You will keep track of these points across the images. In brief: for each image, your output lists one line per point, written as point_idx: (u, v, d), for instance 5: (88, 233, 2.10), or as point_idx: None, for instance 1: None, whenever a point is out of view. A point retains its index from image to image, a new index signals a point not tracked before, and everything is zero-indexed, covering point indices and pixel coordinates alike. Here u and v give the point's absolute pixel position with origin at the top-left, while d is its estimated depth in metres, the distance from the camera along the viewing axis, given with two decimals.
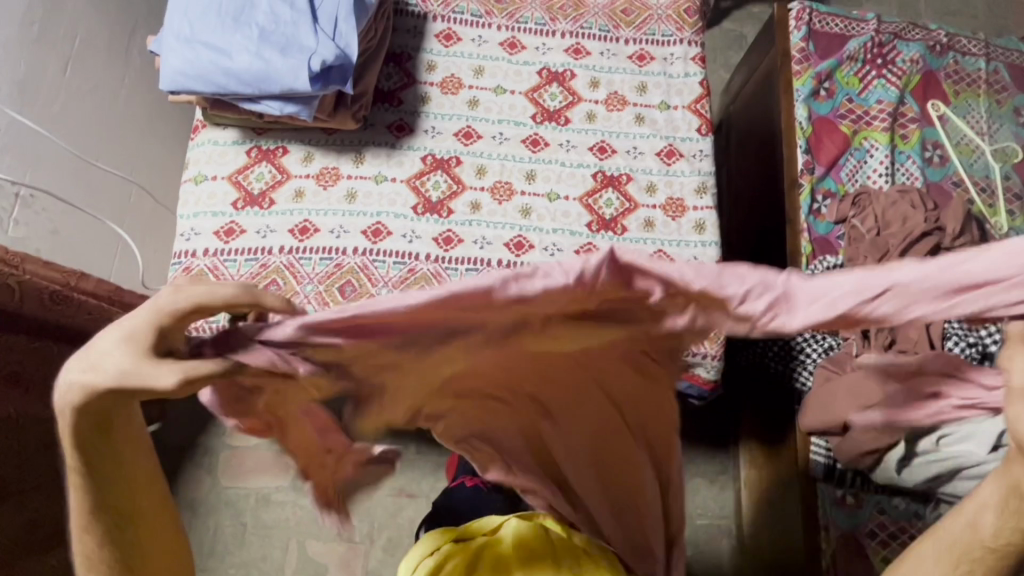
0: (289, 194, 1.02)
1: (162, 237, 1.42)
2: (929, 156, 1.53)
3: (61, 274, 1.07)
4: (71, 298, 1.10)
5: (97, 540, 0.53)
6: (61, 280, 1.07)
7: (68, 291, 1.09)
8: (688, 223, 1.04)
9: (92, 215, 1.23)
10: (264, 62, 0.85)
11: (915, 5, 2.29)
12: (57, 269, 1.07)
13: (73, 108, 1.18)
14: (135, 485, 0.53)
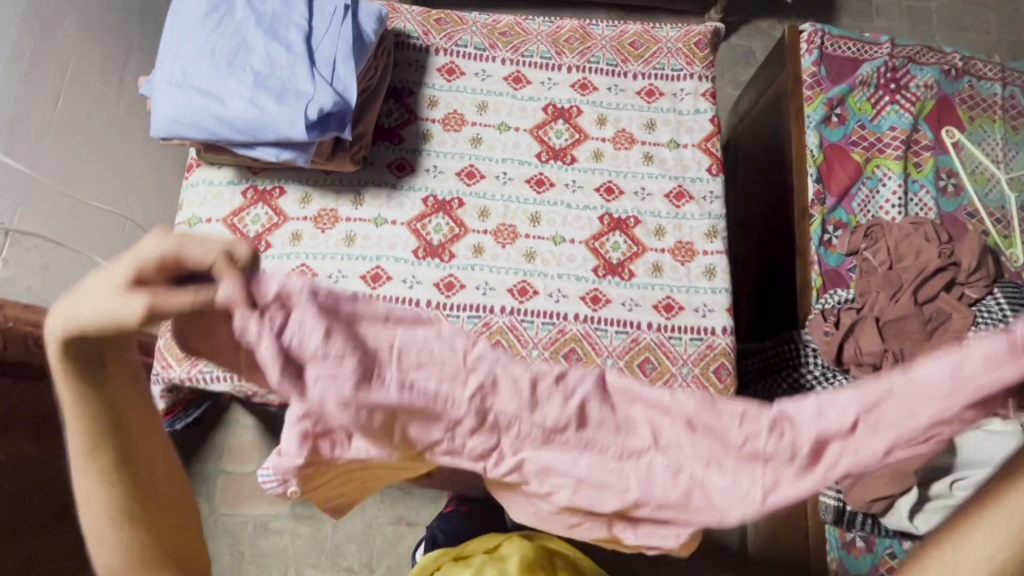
0: (286, 237, 0.99)
1: None
2: (943, 185, 1.49)
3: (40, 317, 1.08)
4: None
5: (103, 495, 0.49)
6: (44, 326, 1.08)
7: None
8: (698, 268, 1.01)
9: (81, 256, 1.19)
10: (259, 108, 0.81)
11: (927, 20, 2.24)
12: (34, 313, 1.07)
13: (65, 141, 1.14)
14: (136, 421, 0.50)
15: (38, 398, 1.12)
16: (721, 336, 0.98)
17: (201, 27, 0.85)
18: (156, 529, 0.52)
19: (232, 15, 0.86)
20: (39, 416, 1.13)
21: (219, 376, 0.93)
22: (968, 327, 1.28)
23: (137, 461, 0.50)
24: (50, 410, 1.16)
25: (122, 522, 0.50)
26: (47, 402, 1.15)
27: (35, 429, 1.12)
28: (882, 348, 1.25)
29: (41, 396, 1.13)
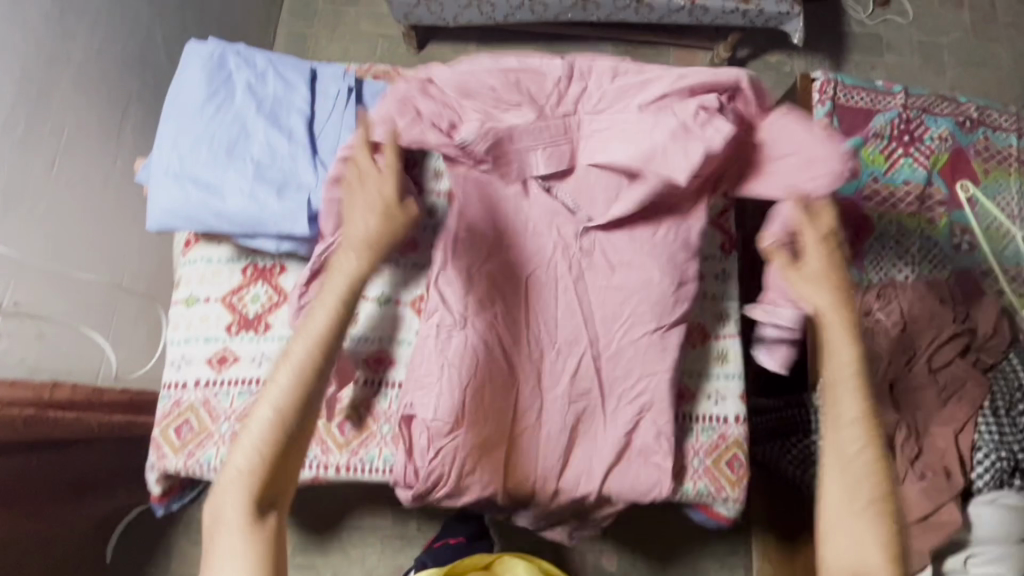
0: (286, 317, 0.96)
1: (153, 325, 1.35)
2: (957, 242, 1.46)
3: (30, 390, 1.02)
4: (44, 417, 1.05)
5: (290, 387, 0.70)
6: (34, 399, 1.03)
7: (40, 411, 1.04)
8: (710, 352, 0.98)
9: (76, 330, 1.15)
10: (259, 203, 0.78)
11: (938, 55, 2.21)
12: (25, 385, 1.03)
13: (62, 206, 1.12)
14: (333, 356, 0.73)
15: (23, 470, 1.08)
16: (733, 424, 0.96)
17: (199, 112, 0.82)
18: (289, 448, 0.71)
19: (232, 100, 0.83)
20: (24, 488, 1.10)
21: (218, 466, 0.90)
22: (983, 397, 1.26)
23: (316, 385, 0.72)
24: (36, 479, 1.12)
25: (277, 425, 0.70)
26: (36, 471, 1.12)
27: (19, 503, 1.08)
28: (896, 418, 1.23)
29: (26, 471, 1.09)
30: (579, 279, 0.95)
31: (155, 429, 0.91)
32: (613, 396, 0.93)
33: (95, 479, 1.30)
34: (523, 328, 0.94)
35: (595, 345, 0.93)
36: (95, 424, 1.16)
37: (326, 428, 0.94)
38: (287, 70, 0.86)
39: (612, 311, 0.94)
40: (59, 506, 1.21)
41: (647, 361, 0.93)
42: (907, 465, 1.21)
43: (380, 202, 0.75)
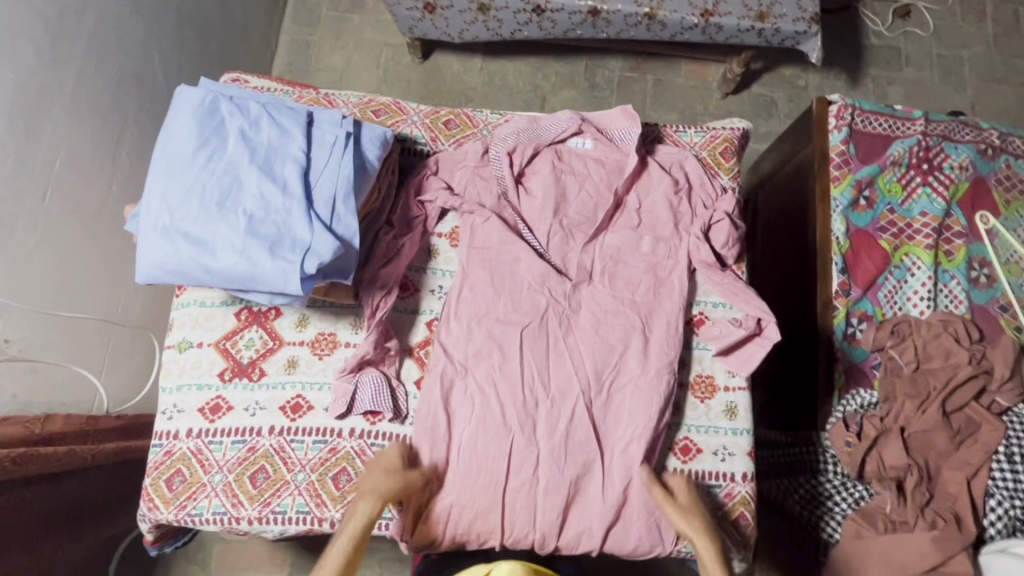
0: (281, 364, 0.94)
1: (148, 354, 1.33)
2: (975, 276, 1.42)
3: (24, 426, 1.01)
4: (47, 453, 1.04)
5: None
6: (28, 436, 1.02)
7: (31, 447, 1.02)
8: (718, 406, 0.95)
9: (65, 366, 1.13)
10: (251, 261, 0.75)
11: (959, 70, 2.14)
12: (17, 421, 1.01)
13: (54, 239, 1.09)
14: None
15: (21, 505, 1.08)
16: (741, 483, 0.92)
17: (191, 162, 0.79)
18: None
19: (225, 150, 0.80)
20: (22, 521, 1.09)
21: (210, 518, 0.88)
22: (998, 441, 1.22)
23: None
24: (34, 512, 1.12)
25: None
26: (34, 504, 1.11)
27: (20, 539, 1.08)
28: (908, 462, 1.19)
29: (22, 509, 1.08)
30: (569, 333, 0.92)
31: (146, 479, 0.89)
32: (612, 450, 0.89)
33: (93, 506, 1.29)
34: (519, 379, 0.89)
35: (589, 394, 0.90)
36: (88, 455, 1.14)
37: (320, 482, 0.90)
38: (282, 117, 0.83)
39: (603, 360, 0.91)
40: (59, 535, 1.21)
41: (641, 409, 0.89)
42: (917, 512, 1.17)
43: (386, 467, 0.84)
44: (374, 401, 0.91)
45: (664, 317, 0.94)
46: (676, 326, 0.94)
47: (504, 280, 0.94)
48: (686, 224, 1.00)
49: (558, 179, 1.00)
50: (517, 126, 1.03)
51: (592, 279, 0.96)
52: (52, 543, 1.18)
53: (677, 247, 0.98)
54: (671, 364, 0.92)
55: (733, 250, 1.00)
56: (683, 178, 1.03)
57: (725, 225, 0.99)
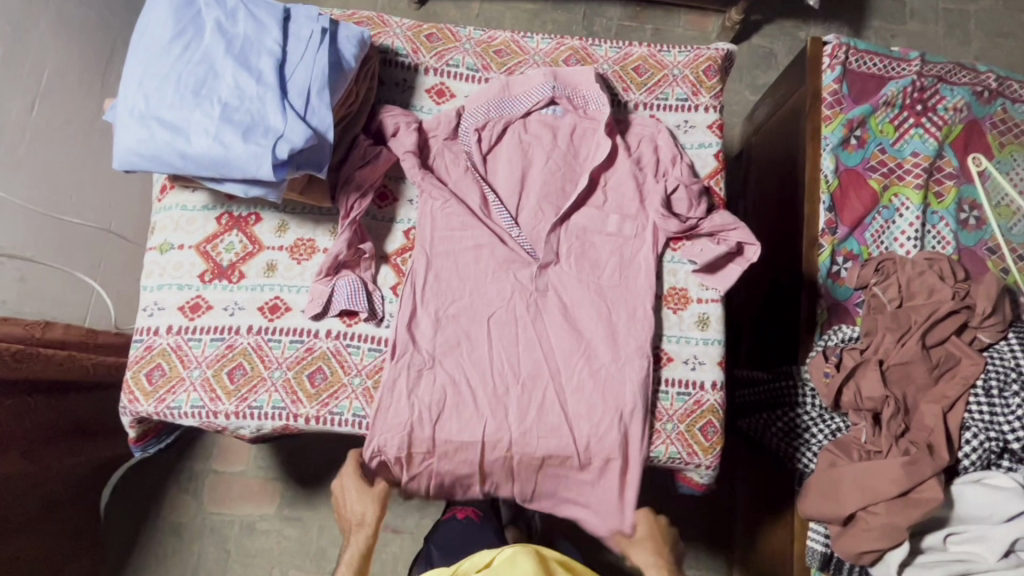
0: (259, 267, 0.95)
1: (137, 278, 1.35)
2: (964, 218, 1.41)
3: (24, 328, 1.03)
4: (38, 355, 1.03)
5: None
6: (28, 337, 1.03)
7: (29, 347, 1.03)
8: (690, 317, 0.95)
9: (61, 272, 1.16)
10: (224, 146, 0.76)
11: (964, 24, 2.10)
12: (18, 322, 1.03)
13: (43, 150, 1.11)
14: None
15: (26, 411, 1.10)
16: (710, 391, 0.93)
17: (166, 51, 0.80)
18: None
19: (201, 41, 0.81)
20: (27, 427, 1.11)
21: (189, 412, 0.90)
22: (977, 375, 1.22)
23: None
24: (40, 422, 1.15)
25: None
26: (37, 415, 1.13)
27: (22, 445, 1.11)
28: (885, 393, 1.19)
29: (27, 416, 1.10)
30: (538, 318, 0.94)
31: (127, 373, 0.92)
32: (584, 439, 0.90)
33: (96, 425, 1.32)
34: (487, 367, 0.91)
35: (558, 379, 0.92)
36: (88, 365, 1.15)
37: (297, 380, 0.92)
38: (258, 11, 0.83)
39: (572, 346, 0.93)
40: (60, 449, 1.23)
41: (611, 390, 0.91)
42: (891, 440, 1.18)
43: (358, 487, 0.92)
44: (350, 301, 0.92)
45: (629, 300, 0.94)
46: (639, 312, 0.94)
47: (467, 266, 0.94)
48: (666, 165, 0.98)
49: (524, 156, 0.99)
50: (489, 93, 1.00)
51: (558, 260, 0.96)
52: (57, 454, 1.21)
53: (646, 213, 0.97)
54: (643, 344, 0.92)
55: (699, 211, 0.96)
56: (653, 154, 0.99)
57: (683, 193, 0.96)
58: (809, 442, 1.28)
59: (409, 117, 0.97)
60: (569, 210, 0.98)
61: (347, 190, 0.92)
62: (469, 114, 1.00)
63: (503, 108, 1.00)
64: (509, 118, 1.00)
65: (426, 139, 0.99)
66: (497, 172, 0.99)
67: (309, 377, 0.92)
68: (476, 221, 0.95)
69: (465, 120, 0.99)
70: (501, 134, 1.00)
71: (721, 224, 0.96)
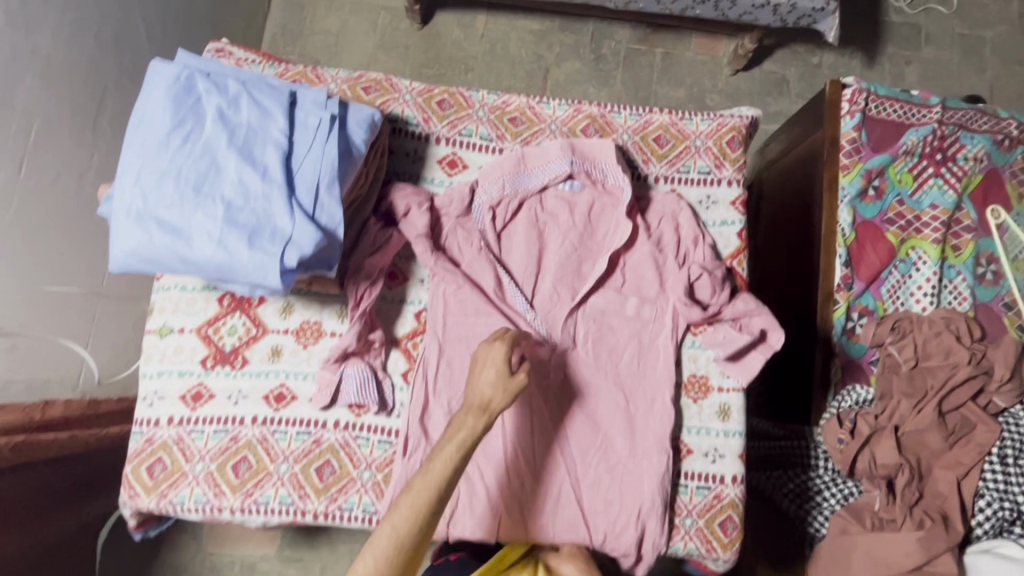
0: (263, 352, 0.91)
1: (125, 333, 1.28)
2: (982, 272, 1.38)
3: (21, 412, 0.99)
4: (41, 439, 1.02)
5: (410, 512, 0.73)
6: (27, 422, 1.00)
7: (31, 434, 1.00)
8: (710, 407, 0.92)
9: (51, 340, 1.10)
10: (228, 251, 0.71)
11: (979, 50, 2.05)
12: (16, 407, 0.99)
13: (34, 212, 1.04)
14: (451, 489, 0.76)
15: (26, 482, 1.05)
16: (731, 485, 0.90)
17: (165, 144, 0.74)
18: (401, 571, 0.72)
19: (202, 132, 0.75)
20: (26, 495, 1.06)
21: (193, 507, 0.87)
22: (992, 442, 1.20)
23: (433, 516, 0.74)
24: (40, 488, 1.09)
25: (394, 546, 0.71)
26: (35, 482, 1.07)
27: (22, 515, 1.05)
28: (900, 461, 1.17)
29: (29, 486, 1.06)
30: (555, 408, 0.91)
31: (127, 467, 0.88)
32: (601, 536, 0.88)
33: (101, 480, 1.27)
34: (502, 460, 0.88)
35: (574, 473, 0.89)
36: (93, 439, 1.15)
37: (304, 474, 0.88)
38: (263, 97, 0.78)
39: (588, 437, 0.90)
40: (65, 507, 1.17)
41: (629, 486, 0.88)
42: (906, 511, 1.15)
43: (498, 373, 0.81)
44: (359, 394, 0.88)
45: (648, 391, 0.92)
46: (658, 400, 0.91)
47: None
48: (688, 248, 0.94)
49: (540, 235, 0.95)
50: (503, 167, 0.95)
51: (575, 346, 0.93)
52: (58, 516, 1.15)
53: (665, 302, 0.93)
54: (663, 438, 0.89)
55: (722, 296, 0.92)
56: (673, 234, 0.95)
57: (707, 279, 0.92)
58: (820, 505, 1.26)
59: (418, 195, 0.92)
60: (587, 292, 0.94)
61: (359, 276, 0.88)
62: (483, 190, 0.95)
63: (520, 182, 0.95)
64: (527, 193, 0.96)
65: (440, 216, 0.94)
66: (513, 250, 0.95)
67: (315, 471, 0.88)
68: (491, 306, 0.91)
69: (479, 196, 0.95)
70: (517, 210, 0.96)
71: (745, 309, 0.92)
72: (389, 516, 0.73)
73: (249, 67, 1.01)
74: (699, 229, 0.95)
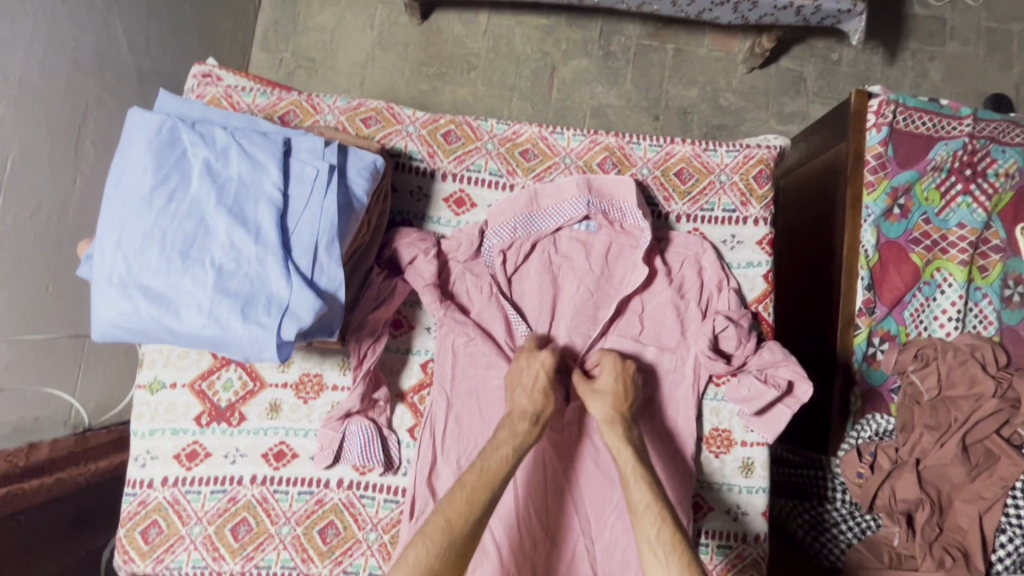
0: (261, 408, 0.86)
1: (117, 365, 1.16)
2: (1009, 294, 1.28)
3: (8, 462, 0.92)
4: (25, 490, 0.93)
5: (464, 506, 0.69)
6: (12, 472, 0.93)
7: (14, 483, 0.93)
8: (734, 462, 0.88)
9: (30, 389, 0.98)
10: (220, 324, 0.66)
11: (1008, 34, 1.75)
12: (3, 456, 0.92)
13: (16, 252, 0.93)
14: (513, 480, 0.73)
15: (20, 532, 0.93)
16: (753, 545, 0.87)
17: (148, 203, 0.68)
18: (456, 558, 0.68)
19: (188, 188, 0.69)
20: (20, 540, 0.93)
21: (189, 572, 0.83)
22: (1016, 477, 1.12)
23: (489, 510, 0.70)
24: (48, 524, 0.99)
25: (447, 536, 0.67)
26: (39, 526, 0.97)
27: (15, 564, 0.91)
28: (920, 496, 1.11)
29: (23, 537, 0.93)
30: (570, 465, 0.87)
31: (121, 530, 0.84)
32: None
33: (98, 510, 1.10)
34: (514, 518, 0.83)
35: (588, 533, 0.85)
36: (82, 479, 1.05)
37: (307, 536, 0.84)
38: (253, 147, 0.71)
39: (603, 496, 0.86)
40: (64, 544, 1.02)
41: None
42: (926, 548, 1.11)
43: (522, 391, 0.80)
44: (363, 454, 0.84)
45: (668, 447, 0.86)
46: (679, 455, 0.86)
47: (491, 406, 0.85)
48: (712, 295, 0.89)
49: (554, 280, 0.90)
50: (514, 207, 0.89)
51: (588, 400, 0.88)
52: (60, 554, 1.01)
53: (686, 356, 0.88)
54: (686, 495, 0.84)
55: (749, 347, 0.87)
56: (695, 278, 0.90)
57: (733, 331, 0.86)
58: (837, 537, 1.18)
59: (422, 242, 0.86)
60: (602, 340, 0.89)
61: (367, 329, 0.84)
62: (491, 232, 0.89)
63: (530, 222, 0.89)
64: (542, 233, 0.90)
65: (449, 261, 0.89)
66: (525, 293, 0.90)
67: (317, 532, 0.84)
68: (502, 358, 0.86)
69: (489, 237, 0.89)
70: (529, 252, 0.90)
71: (772, 360, 0.87)
72: (441, 507, 0.69)
73: (240, 94, 0.93)
74: (726, 274, 0.90)
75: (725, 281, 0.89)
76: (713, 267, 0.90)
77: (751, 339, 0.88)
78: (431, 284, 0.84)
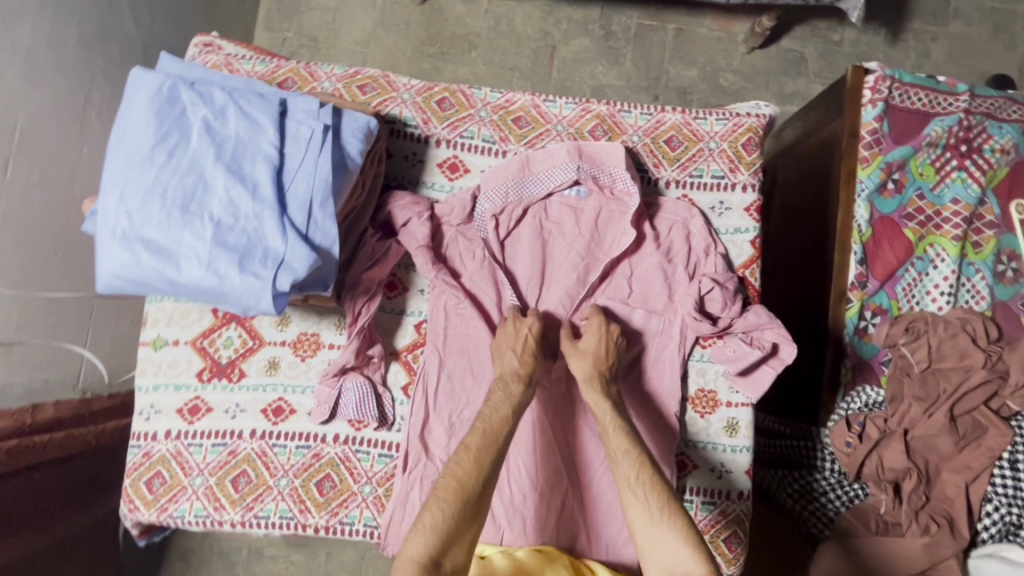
0: (261, 365, 0.89)
1: (123, 331, 1.20)
2: (1002, 270, 1.28)
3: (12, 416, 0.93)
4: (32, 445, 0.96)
5: (468, 471, 0.72)
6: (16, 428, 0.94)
7: (24, 438, 0.95)
8: (719, 422, 0.90)
9: (52, 346, 1.03)
10: (218, 275, 0.68)
11: (1013, 13, 1.74)
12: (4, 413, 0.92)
13: (25, 218, 0.96)
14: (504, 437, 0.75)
15: (35, 488, 0.98)
16: (736, 501, 0.89)
17: (149, 160, 0.71)
18: (472, 513, 0.70)
19: (187, 145, 0.72)
20: (35, 499, 0.98)
21: (193, 520, 0.87)
22: (1003, 447, 1.12)
23: (492, 472, 0.73)
24: (61, 485, 1.04)
25: (460, 496, 0.70)
26: (52, 488, 1.02)
27: (32, 517, 0.97)
28: (908, 465, 1.12)
29: (38, 497, 0.99)
30: (559, 422, 0.89)
31: (127, 480, 0.88)
32: (604, 547, 0.86)
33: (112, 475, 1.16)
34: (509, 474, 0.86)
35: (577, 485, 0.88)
36: (91, 437, 1.08)
37: (304, 488, 0.87)
38: (251, 106, 0.74)
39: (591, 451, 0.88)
40: (73, 507, 1.07)
41: None
42: (911, 516, 1.12)
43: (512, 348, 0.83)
44: (359, 409, 0.86)
45: (653, 406, 0.89)
46: (663, 413, 0.88)
47: (481, 364, 0.87)
48: (699, 260, 0.92)
49: (544, 245, 0.92)
50: (507, 173, 0.91)
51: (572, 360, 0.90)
52: (72, 516, 1.06)
53: (672, 320, 0.90)
54: (671, 450, 0.87)
55: (733, 310, 0.89)
56: (683, 242, 0.92)
57: (718, 293, 0.88)
58: (825, 505, 1.20)
59: (414, 206, 0.89)
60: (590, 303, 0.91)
61: (363, 290, 0.87)
62: (484, 197, 0.91)
63: (523, 187, 0.91)
64: (535, 198, 0.92)
65: (442, 224, 0.91)
66: (516, 258, 0.92)
67: (314, 484, 0.87)
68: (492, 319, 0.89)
69: (482, 202, 0.91)
70: (521, 216, 0.92)
71: (757, 324, 0.89)
72: (450, 469, 0.72)
73: (239, 62, 0.96)
74: (714, 240, 0.92)
75: (711, 245, 0.91)
76: (701, 234, 0.92)
77: (737, 302, 0.89)
78: (424, 246, 0.87)
